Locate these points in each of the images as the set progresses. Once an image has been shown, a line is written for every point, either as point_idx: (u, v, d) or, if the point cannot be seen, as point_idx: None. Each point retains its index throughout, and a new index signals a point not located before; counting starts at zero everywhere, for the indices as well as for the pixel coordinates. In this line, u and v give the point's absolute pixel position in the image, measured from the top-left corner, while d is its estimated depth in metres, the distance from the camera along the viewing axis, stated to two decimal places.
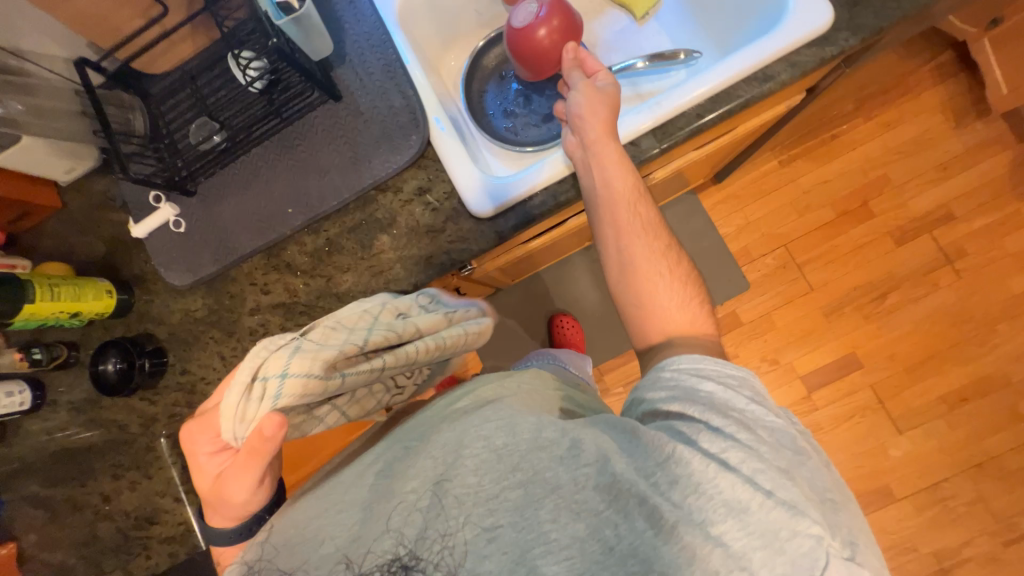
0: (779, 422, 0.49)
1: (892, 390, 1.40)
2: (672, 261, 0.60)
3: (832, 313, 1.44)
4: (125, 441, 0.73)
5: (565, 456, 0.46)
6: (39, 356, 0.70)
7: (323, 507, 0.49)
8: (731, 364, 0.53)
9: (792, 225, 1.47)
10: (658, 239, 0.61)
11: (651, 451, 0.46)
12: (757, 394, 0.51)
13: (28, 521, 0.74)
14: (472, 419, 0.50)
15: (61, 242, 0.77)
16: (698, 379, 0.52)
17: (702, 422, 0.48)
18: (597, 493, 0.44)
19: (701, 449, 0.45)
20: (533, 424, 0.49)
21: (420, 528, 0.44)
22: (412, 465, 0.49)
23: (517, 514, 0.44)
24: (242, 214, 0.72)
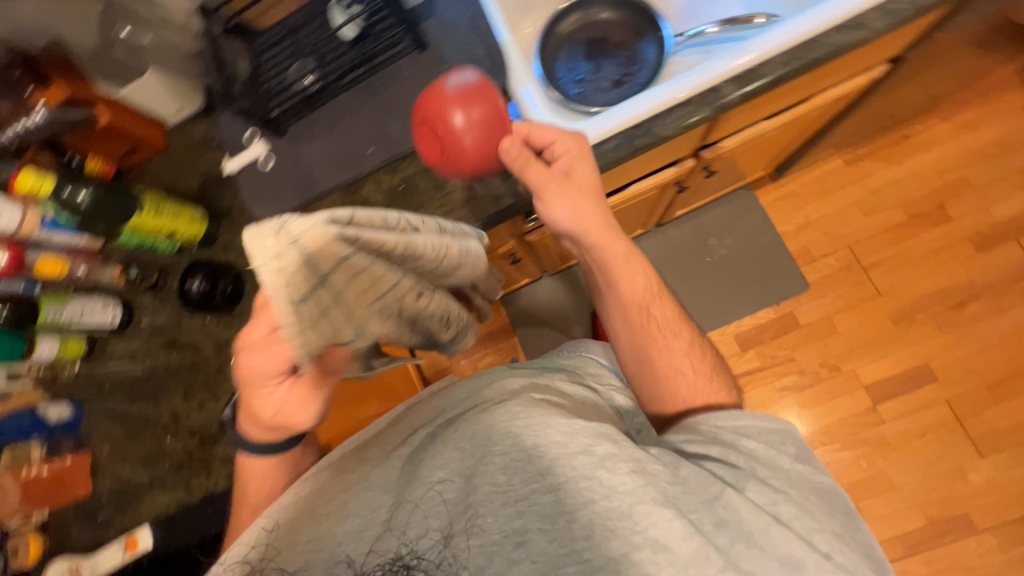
0: (824, 482, 0.52)
1: (971, 407, 1.28)
2: (693, 357, 0.66)
3: (901, 320, 1.34)
4: (199, 363, 0.77)
5: (601, 466, 0.48)
6: (134, 275, 0.79)
7: (344, 489, 0.53)
8: (769, 418, 0.57)
9: (857, 226, 1.40)
10: (678, 336, 0.66)
11: (700, 490, 0.49)
12: (802, 452, 0.54)
13: (105, 433, 0.79)
14: (501, 416, 0.52)
15: (161, 177, 0.84)
16: (737, 434, 0.55)
17: (747, 471, 0.51)
18: (635, 511, 0.46)
19: (750, 498, 0.48)
20: (566, 426, 0.50)
21: (446, 521, 0.48)
22: (439, 457, 0.52)
23: (547, 521, 0.47)
24: (326, 153, 0.76)
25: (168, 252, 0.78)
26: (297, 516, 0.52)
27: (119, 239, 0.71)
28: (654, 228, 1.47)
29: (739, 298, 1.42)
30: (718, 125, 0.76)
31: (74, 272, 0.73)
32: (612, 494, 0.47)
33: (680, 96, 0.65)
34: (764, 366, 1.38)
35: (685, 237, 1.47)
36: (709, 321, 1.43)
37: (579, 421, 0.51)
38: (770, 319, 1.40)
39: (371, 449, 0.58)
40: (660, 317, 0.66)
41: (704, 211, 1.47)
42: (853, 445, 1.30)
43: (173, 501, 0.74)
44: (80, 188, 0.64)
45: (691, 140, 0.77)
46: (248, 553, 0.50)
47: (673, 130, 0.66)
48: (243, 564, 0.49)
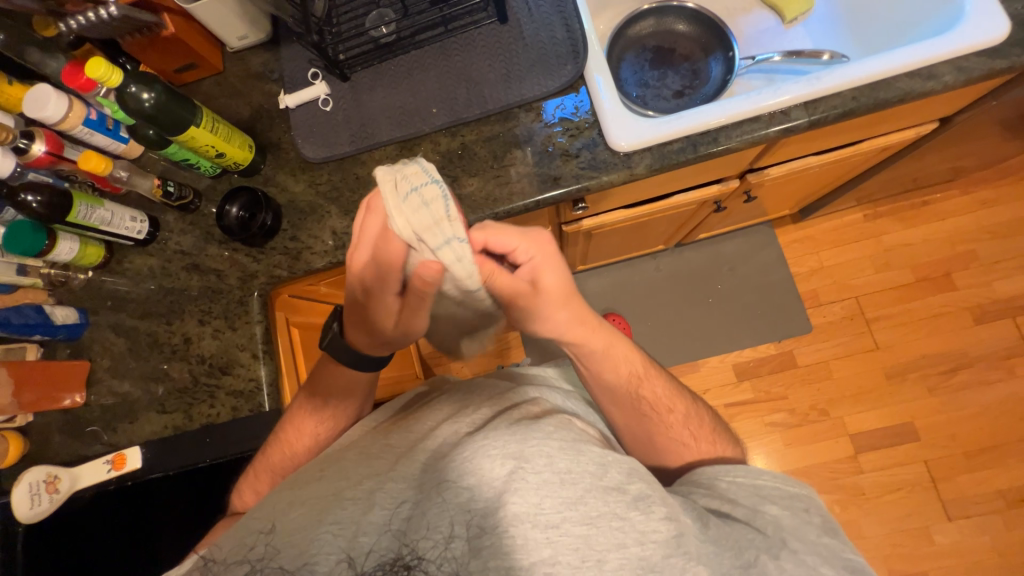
0: (858, 560, 0.48)
1: (948, 471, 1.30)
2: (693, 426, 0.65)
3: (894, 376, 1.38)
4: (220, 290, 0.75)
5: (634, 507, 0.45)
6: (171, 191, 0.73)
7: (372, 475, 0.48)
8: (793, 481, 0.55)
9: (866, 279, 1.44)
10: (673, 410, 0.65)
11: (733, 552, 0.46)
12: (827, 523, 0.51)
13: (106, 346, 0.76)
14: (537, 432, 0.48)
15: (212, 99, 0.82)
16: (760, 498, 0.53)
17: (777, 539, 0.48)
18: (665, 564, 0.44)
19: (783, 567, 0.45)
20: (601, 455, 0.48)
21: (473, 533, 0.41)
22: (465, 461, 0.46)
23: (578, 556, 0.42)
24: (387, 105, 0.75)
25: (209, 174, 0.76)
26: (318, 500, 0.46)
27: (166, 147, 0.68)
28: (673, 247, 1.49)
29: (743, 329, 1.44)
30: (774, 150, 0.77)
31: (114, 174, 0.72)
32: (644, 541, 0.44)
33: (748, 111, 0.67)
34: (756, 398, 1.40)
35: (701, 261, 1.49)
36: (710, 346, 1.45)
37: (612, 453, 0.49)
38: (770, 354, 1.43)
39: (394, 436, 0.53)
40: (650, 397, 0.64)
41: (724, 240, 1.49)
42: (830, 489, 1.32)
43: (169, 425, 0.72)
44: (144, 87, 0.59)
45: (745, 159, 0.79)
46: (250, 552, 0.43)
47: (737, 143, 0.68)
48: (242, 562, 0.42)
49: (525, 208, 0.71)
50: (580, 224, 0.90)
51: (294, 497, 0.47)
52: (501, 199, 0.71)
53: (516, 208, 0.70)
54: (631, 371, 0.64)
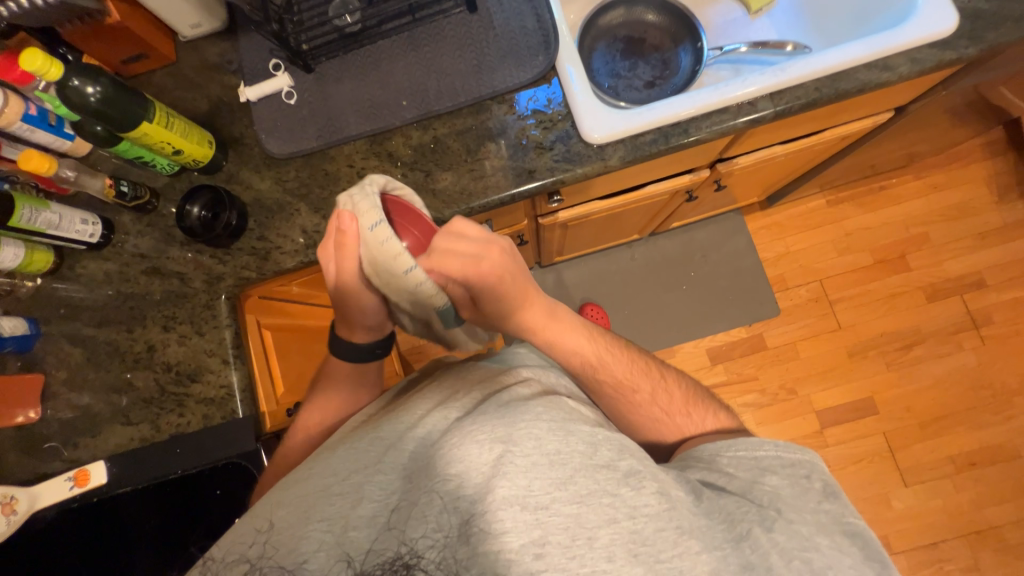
0: (856, 523, 0.49)
1: (904, 441, 1.39)
2: (663, 401, 0.66)
3: (856, 354, 1.45)
4: (184, 294, 0.72)
5: (625, 483, 0.46)
6: (125, 190, 0.69)
7: (359, 468, 0.47)
8: (793, 448, 0.56)
9: (829, 262, 1.51)
10: (640, 387, 0.66)
11: (726, 525, 0.48)
12: (829, 488, 0.52)
13: (62, 357, 0.72)
14: (526, 415, 0.48)
15: (165, 92, 0.77)
16: (761, 470, 0.54)
17: (773, 510, 0.49)
18: (657, 537, 0.44)
19: (777, 539, 0.46)
20: (590, 435, 0.49)
21: (462, 519, 0.41)
22: (453, 446, 0.46)
23: (570, 536, 0.42)
24: (355, 98, 0.73)
25: (166, 173, 0.72)
26: (304, 497, 0.44)
27: (117, 144, 0.63)
28: (648, 236, 1.52)
29: (716, 314, 1.49)
30: (742, 140, 0.79)
31: (59, 174, 0.67)
32: (636, 515, 0.45)
33: (716, 103, 0.68)
34: (729, 380, 1.45)
35: (675, 250, 1.52)
36: (685, 332, 1.49)
37: (601, 432, 0.50)
38: (741, 338, 1.48)
39: (384, 427, 0.52)
40: (617, 379, 0.65)
41: (696, 228, 1.53)
42: None
43: (136, 436, 0.69)
44: (88, 79, 0.55)
45: (714, 149, 0.80)
46: (249, 551, 0.42)
47: (707, 134, 0.69)
48: (241, 562, 0.41)
49: (501, 202, 0.70)
50: (557, 216, 0.90)
51: (281, 498, 0.45)
52: (476, 193, 0.70)
53: (492, 202, 0.70)
54: (590, 354, 0.64)
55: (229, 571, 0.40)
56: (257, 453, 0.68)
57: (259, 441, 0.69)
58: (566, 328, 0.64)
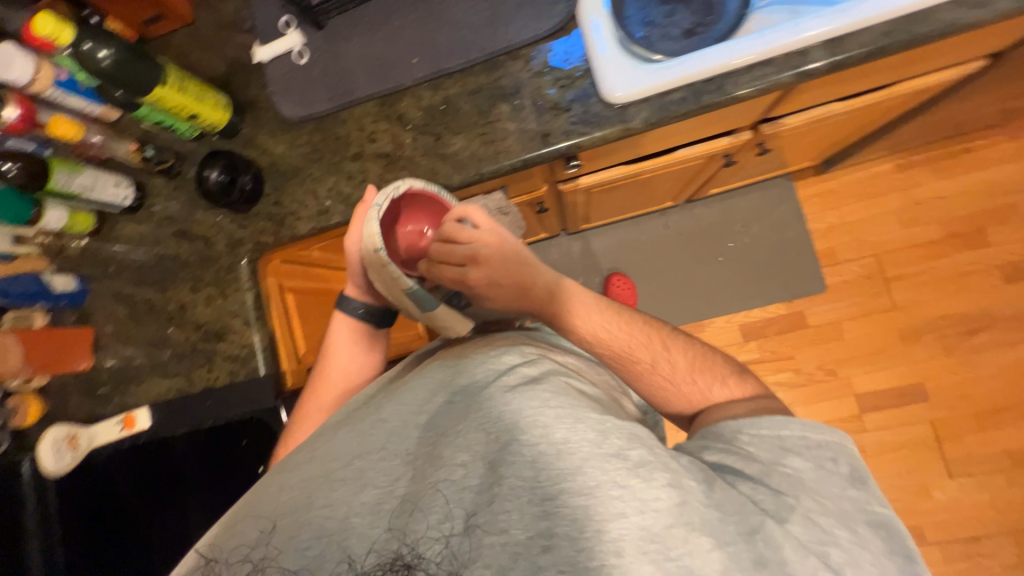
0: (881, 511, 0.44)
1: (955, 431, 1.27)
2: (663, 369, 0.58)
3: (909, 336, 1.32)
4: (208, 258, 0.75)
5: (635, 475, 0.42)
6: (150, 155, 0.73)
7: (362, 453, 0.48)
8: (823, 427, 0.48)
9: (889, 235, 1.36)
10: (634, 358, 0.59)
11: (739, 517, 0.41)
12: (856, 473, 0.46)
13: (108, 312, 0.78)
14: (530, 399, 0.46)
15: (184, 53, 0.77)
16: (783, 451, 0.47)
17: (791, 498, 0.43)
18: (667, 534, 0.40)
19: (791, 532, 0.41)
20: (598, 422, 0.45)
21: (468, 509, 0.42)
22: (460, 436, 0.46)
23: (577, 528, 0.40)
24: (365, 56, 0.70)
25: (187, 137, 0.74)
26: (309, 481, 0.47)
27: (138, 110, 0.65)
28: (683, 203, 1.43)
29: (752, 288, 1.40)
30: (790, 96, 0.69)
31: (87, 139, 0.70)
32: (645, 511, 0.40)
33: (761, 53, 0.60)
34: (761, 358, 1.36)
35: (713, 218, 1.42)
36: (717, 306, 1.41)
37: (612, 418, 0.45)
38: (779, 314, 1.38)
39: (387, 409, 0.52)
40: (608, 350, 0.60)
41: (739, 194, 1.41)
42: None
43: (173, 388, 0.75)
44: (101, 44, 0.56)
45: (758, 108, 0.71)
46: (250, 553, 0.44)
47: (747, 90, 0.61)
48: (241, 562, 0.43)
49: (513, 168, 0.66)
50: (578, 182, 0.85)
51: (285, 480, 0.48)
52: (487, 159, 0.66)
53: (503, 168, 0.66)
54: (582, 333, 0.61)
55: (231, 568, 0.43)
56: (277, 409, 0.73)
57: (278, 399, 0.73)
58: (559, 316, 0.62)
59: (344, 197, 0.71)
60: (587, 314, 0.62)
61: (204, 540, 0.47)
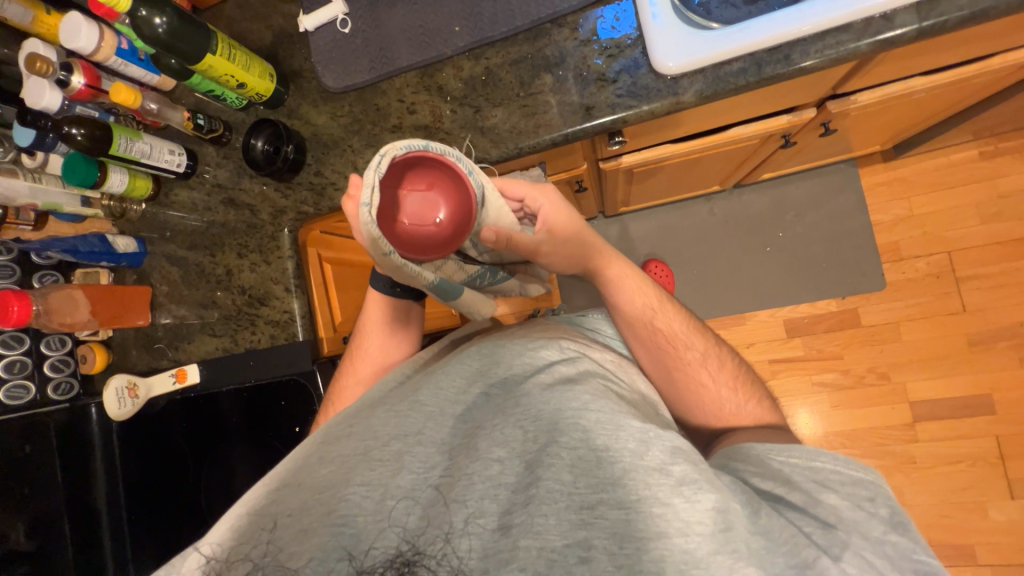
0: (929, 562, 0.41)
1: (1023, 448, 1.16)
2: (713, 366, 0.61)
3: (979, 343, 1.20)
4: (253, 225, 0.78)
5: (678, 493, 0.40)
6: (201, 123, 0.74)
7: (400, 435, 0.47)
8: (856, 464, 0.47)
9: (965, 230, 1.23)
10: (691, 347, 0.62)
11: (788, 551, 0.40)
12: (896, 517, 0.43)
13: (164, 274, 0.82)
14: (571, 402, 0.45)
15: (235, 23, 0.79)
16: (819, 484, 0.46)
17: (842, 534, 0.42)
18: (710, 561, 0.38)
19: (846, 572, 0.39)
20: (640, 431, 0.44)
21: (503, 508, 0.41)
22: (496, 430, 0.45)
23: (616, 542, 0.39)
24: (407, 24, 0.69)
25: (236, 106, 0.76)
26: (346, 458, 0.46)
27: (190, 77, 0.67)
28: (731, 189, 1.35)
29: (801, 282, 1.31)
30: (866, 68, 0.63)
31: (144, 106, 0.73)
32: (689, 533, 0.39)
33: (836, 18, 0.54)
34: (805, 356, 1.28)
35: (763, 205, 1.34)
36: (761, 299, 1.33)
37: (654, 428, 0.44)
38: (829, 311, 1.29)
39: (424, 392, 0.51)
40: (666, 329, 0.62)
41: (794, 181, 1.32)
42: (876, 454, 1.21)
43: (220, 347, 0.79)
44: (155, 11, 0.58)
45: (827, 81, 0.65)
46: (252, 551, 0.41)
47: (816, 61, 0.55)
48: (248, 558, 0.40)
49: (553, 143, 0.64)
50: (620, 161, 0.81)
51: (326, 452, 0.47)
52: (527, 133, 0.64)
53: (542, 143, 0.64)
54: (647, 304, 0.63)
55: (233, 568, 0.40)
56: (313, 374, 0.76)
57: (314, 363, 0.76)
58: (627, 277, 0.64)
59: None
60: (655, 295, 0.64)
61: (208, 537, 0.43)
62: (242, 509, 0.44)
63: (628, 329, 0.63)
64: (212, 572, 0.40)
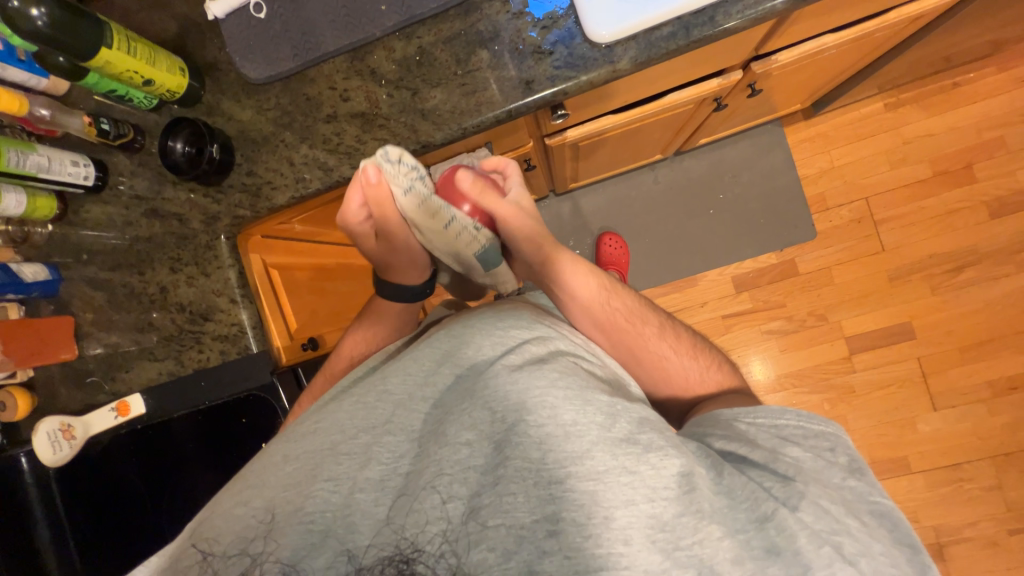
0: (885, 504, 0.44)
1: (940, 366, 1.30)
2: (671, 338, 0.66)
3: (898, 278, 1.33)
4: (185, 236, 0.72)
5: (644, 461, 0.42)
6: (106, 128, 0.67)
7: (368, 427, 0.46)
8: (817, 418, 0.50)
9: (878, 176, 1.35)
10: (648, 322, 0.66)
11: (749, 505, 0.42)
12: (854, 464, 0.46)
13: (85, 300, 0.74)
14: (540, 380, 0.45)
15: (132, 14, 0.71)
16: (782, 440, 0.48)
17: (800, 485, 0.43)
18: (677, 522, 0.40)
19: (803, 520, 0.41)
20: (608, 405, 0.45)
21: (473, 491, 0.41)
22: (465, 414, 0.44)
23: (584, 514, 0.40)
24: (328, 6, 0.64)
25: (145, 107, 0.69)
26: (311, 454, 0.44)
27: (85, 77, 0.60)
28: (672, 156, 1.40)
29: (743, 239, 1.39)
30: (783, 27, 0.66)
31: (34, 113, 0.65)
32: (655, 497, 0.41)
33: None
34: (753, 308, 1.37)
35: (702, 170, 1.40)
36: (709, 260, 1.40)
37: (621, 402, 0.46)
38: (770, 264, 1.38)
39: (392, 380, 0.50)
40: (625, 309, 0.66)
41: (727, 144, 1.39)
42: (822, 389, 1.33)
43: (164, 371, 0.73)
44: (30, 1, 0.51)
45: (750, 41, 0.68)
46: (247, 546, 0.40)
47: (738, 21, 0.58)
48: (241, 556, 0.40)
49: (497, 121, 0.63)
50: (565, 135, 0.82)
51: (289, 450, 0.45)
52: (469, 113, 0.63)
53: (486, 121, 0.63)
54: (603, 288, 0.66)
55: (228, 567, 0.40)
56: (274, 386, 0.72)
57: (274, 374, 0.72)
58: (580, 263, 0.68)
59: (319, 163, 0.68)
60: (608, 278, 0.68)
61: (197, 535, 0.42)
62: (212, 511, 0.44)
63: (586, 313, 0.65)
64: (208, 570, 0.40)
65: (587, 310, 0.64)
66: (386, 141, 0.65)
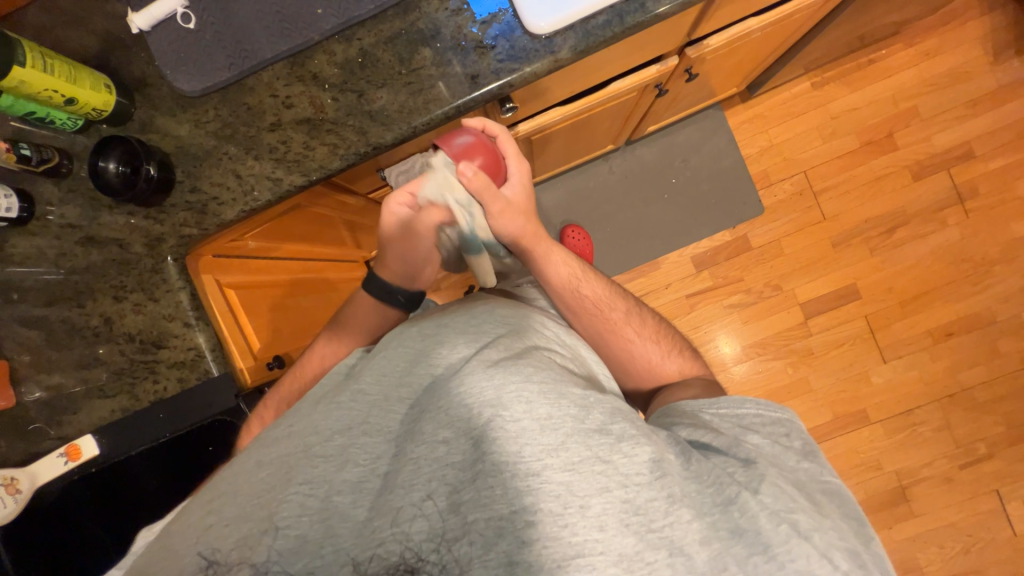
0: (833, 483, 0.46)
1: (886, 322, 1.40)
2: (636, 324, 0.67)
3: (840, 244, 1.43)
4: (128, 261, 0.69)
5: (617, 450, 0.43)
6: (28, 154, 0.62)
7: (343, 428, 0.45)
8: (773, 406, 0.52)
9: (813, 150, 1.44)
10: (615, 308, 0.67)
11: (715, 489, 0.43)
12: (808, 447, 0.48)
13: (19, 341, 0.68)
14: (514, 376, 0.45)
15: (48, 33, 0.67)
16: (743, 429, 0.50)
17: (761, 467, 0.44)
18: (649, 506, 0.41)
19: (764, 502, 0.41)
20: (582, 397, 0.45)
21: (450, 488, 0.41)
22: (440, 412, 0.44)
23: (561, 504, 0.40)
24: (261, 12, 0.63)
25: (71, 130, 0.65)
26: (287, 456, 0.44)
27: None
28: (624, 146, 1.44)
29: (696, 220, 1.45)
30: (710, 11, 0.70)
31: None
32: (629, 484, 0.41)
33: None
34: (714, 285, 1.43)
35: (653, 157, 1.45)
36: (668, 242, 1.45)
37: (594, 393, 0.46)
38: (725, 241, 1.44)
39: (365, 380, 0.50)
40: (593, 295, 0.67)
41: (674, 131, 1.45)
42: (784, 354, 1.40)
43: (117, 408, 0.68)
44: None
45: (681, 26, 0.71)
46: (248, 552, 0.39)
47: (668, 7, 0.60)
48: (242, 564, 0.39)
49: (446, 117, 0.63)
50: (517, 130, 0.84)
51: (263, 456, 0.44)
52: (418, 111, 0.63)
53: (435, 119, 0.63)
54: (572, 273, 0.68)
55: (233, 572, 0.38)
56: (240, 408, 0.69)
57: (239, 397, 0.69)
58: (549, 250, 0.68)
59: (267, 174, 0.65)
60: (579, 263, 0.69)
61: (199, 540, 0.41)
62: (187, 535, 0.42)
63: (557, 298, 0.67)
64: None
65: (559, 297, 0.67)
66: (335, 145, 0.64)
